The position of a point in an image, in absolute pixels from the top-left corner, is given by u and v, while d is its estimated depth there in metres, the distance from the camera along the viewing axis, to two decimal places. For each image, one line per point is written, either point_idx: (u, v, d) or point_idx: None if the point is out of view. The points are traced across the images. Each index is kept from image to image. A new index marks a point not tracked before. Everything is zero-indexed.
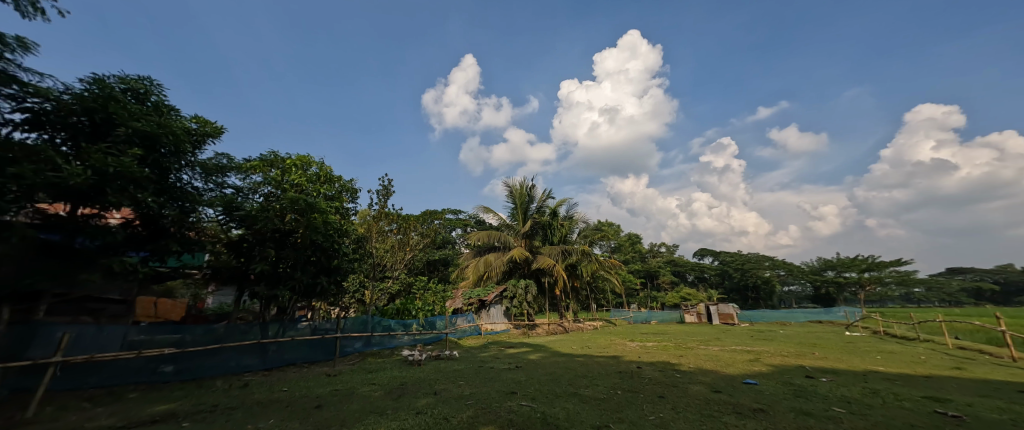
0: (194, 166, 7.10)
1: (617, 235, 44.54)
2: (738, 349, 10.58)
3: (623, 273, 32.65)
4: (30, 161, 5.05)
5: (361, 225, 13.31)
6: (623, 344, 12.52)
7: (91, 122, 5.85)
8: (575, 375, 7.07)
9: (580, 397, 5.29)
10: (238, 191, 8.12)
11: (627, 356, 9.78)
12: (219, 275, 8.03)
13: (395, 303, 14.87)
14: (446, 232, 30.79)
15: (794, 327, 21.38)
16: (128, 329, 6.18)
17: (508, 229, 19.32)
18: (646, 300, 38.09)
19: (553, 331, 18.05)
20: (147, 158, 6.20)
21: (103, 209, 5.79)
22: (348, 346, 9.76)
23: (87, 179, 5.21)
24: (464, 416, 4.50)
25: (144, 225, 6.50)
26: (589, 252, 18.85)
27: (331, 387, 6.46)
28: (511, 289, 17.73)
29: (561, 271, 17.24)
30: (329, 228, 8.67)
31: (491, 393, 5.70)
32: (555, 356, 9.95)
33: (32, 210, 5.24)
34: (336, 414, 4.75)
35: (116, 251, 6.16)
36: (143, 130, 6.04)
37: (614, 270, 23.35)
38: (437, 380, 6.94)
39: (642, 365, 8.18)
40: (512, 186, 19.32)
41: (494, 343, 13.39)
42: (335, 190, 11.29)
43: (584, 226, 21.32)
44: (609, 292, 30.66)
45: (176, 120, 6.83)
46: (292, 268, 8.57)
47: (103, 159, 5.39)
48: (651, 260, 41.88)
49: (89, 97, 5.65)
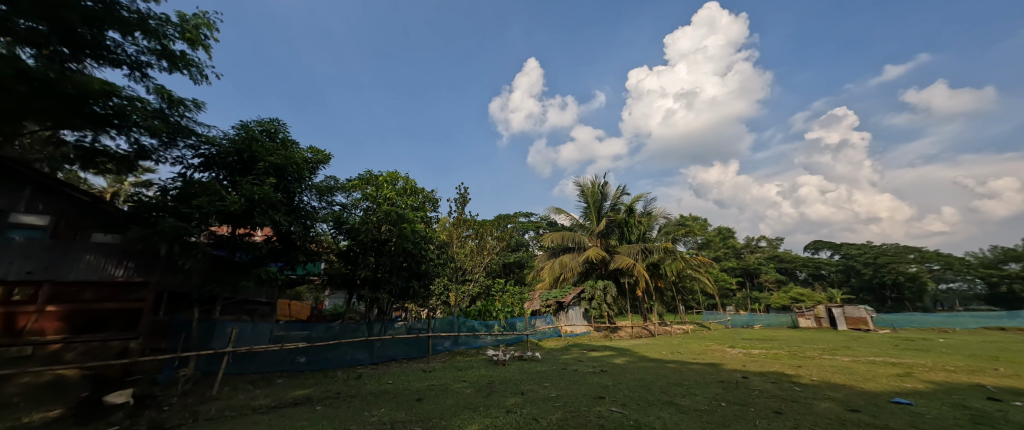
0: (311, 189, 8.29)
1: (704, 229, 40.40)
2: (877, 360, 8.77)
3: (714, 272, 29.46)
4: (205, 194, 6.58)
5: (442, 232, 14.28)
6: (721, 350, 11.31)
7: (239, 158, 7.30)
8: (668, 382, 6.56)
9: (677, 407, 4.89)
10: (344, 208, 9.35)
11: (727, 363, 8.76)
12: (333, 280, 9.41)
13: (476, 305, 15.59)
14: (519, 235, 31.33)
15: (958, 335, 17.01)
16: (275, 326, 7.50)
17: (581, 229, 18.80)
18: (745, 301, 33.75)
19: (637, 334, 17.08)
20: (278, 185, 7.54)
21: (251, 228, 7.17)
22: (439, 345, 10.46)
23: (240, 204, 6.64)
24: (553, 418, 4.50)
25: (279, 240, 7.87)
26: (674, 249, 17.94)
27: (428, 382, 7.03)
28: (589, 291, 17.28)
29: (642, 271, 16.26)
30: (417, 236, 9.45)
31: (578, 397, 5.60)
32: (643, 362, 9.37)
33: (208, 232, 6.83)
34: (436, 408, 5.16)
35: (261, 263, 7.51)
36: (275, 163, 7.37)
37: (703, 269, 21.22)
38: (522, 380, 7.07)
39: (748, 375, 7.25)
40: (583, 185, 18.82)
41: (575, 346, 13.15)
42: (418, 201, 12.68)
43: (664, 222, 19.85)
44: (698, 292, 27.92)
45: (297, 151, 8.06)
46: (388, 273, 9.40)
47: (251, 188, 6.82)
48: (748, 257, 37.05)
49: (238, 140, 7.15)
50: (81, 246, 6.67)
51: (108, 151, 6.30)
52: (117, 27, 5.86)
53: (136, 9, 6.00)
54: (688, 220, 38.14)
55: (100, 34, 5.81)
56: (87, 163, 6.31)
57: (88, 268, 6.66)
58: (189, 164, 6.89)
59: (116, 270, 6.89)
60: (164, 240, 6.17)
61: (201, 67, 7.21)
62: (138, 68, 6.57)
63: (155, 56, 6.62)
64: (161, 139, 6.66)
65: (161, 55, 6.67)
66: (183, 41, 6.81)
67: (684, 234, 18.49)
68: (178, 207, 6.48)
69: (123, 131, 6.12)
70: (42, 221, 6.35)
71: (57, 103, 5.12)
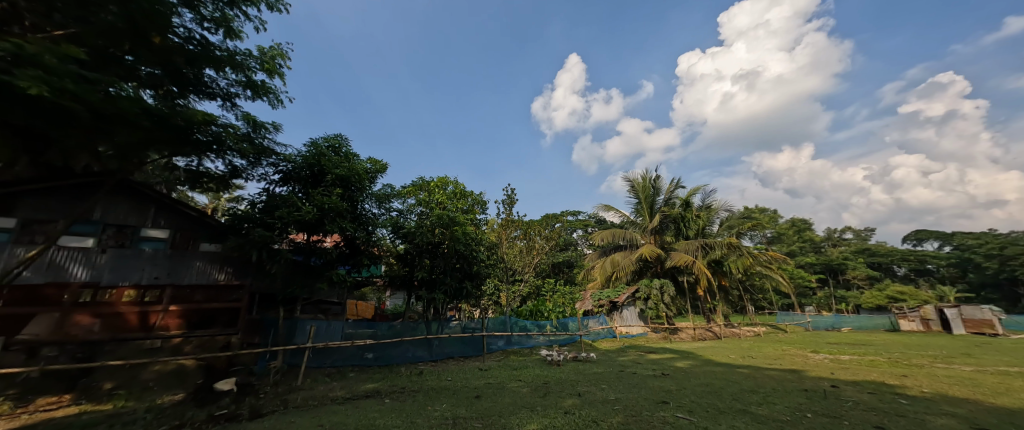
0: (372, 197, 8.86)
1: (774, 222, 36.62)
2: (1010, 371, 7.31)
3: (788, 268, 26.56)
4: (285, 206, 7.39)
5: (492, 233, 14.54)
6: (801, 355, 10.18)
7: (310, 171, 8.09)
8: (740, 388, 6.03)
9: (753, 417, 4.47)
10: (400, 213, 9.92)
11: (810, 370, 7.84)
12: (394, 282, 9.83)
13: (527, 305, 15.63)
14: (567, 234, 30.86)
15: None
16: (345, 324, 8.16)
17: (633, 226, 18.06)
18: (829, 301, 29.96)
19: (700, 336, 15.94)
20: (344, 195, 8.23)
21: (322, 235, 7.87)
22: (493, 344, 10.62)
23: (313, 213, 7.40)
24: (614, 421, 4.35)
25: (346, 245, 8.45)
26: (739, 244, 16.50)
27: (485, 380, 7.21)
28: (644, 290, 16.37)
29: (703, 268, 15.18)
30: (468, 238, 9.73)
31: (639, 401, 5.36)
32: (709, 365, 8.72)
33: (288, 240, 7.65)
34: (494, 406, 5.26)
35: (332, 266, 8.20)
36: (340, 175, 8.04)
37: (774, 265, 19.24)
38: (578, 382, 6.96)
39: (838, 384, 6.42)
40: (633, 180, 18.02)
41: (632, 348, 12.61)
42: (467, 203, 13.11)
43: (726, 215, 18.35)
44: (770, 291, 25.36)
45: (358, 163, 8.67)
46: (442, 274, 9.67)
47: (322, 200, 7.54)
48: (830, 251, 32.88)
49: (309, 156, 7.95)
50: (192, 255, 7.73)
51: (209, 172, 7.47)
52: (212, 65, 6.77)
53: (225, 48, 6.89)
54: (754, 212, 34.82)
55: (199, 72, 6.80)
56: (196, 183, 7.59)
57: (198, 273, 7.75)
58: (271, 180, 7.80)
59: (219, 274, 7.96)
60: (255, 248, 7.12)
61: (278, 92, 8.09)
62: (228, 98, 7.56)
63: (242, 87, 7.59)
64: (248, 159, 7.61)
65: (246, 85, 7.60)
66: (262, 71, 7.69)
67: (751, 228, 16.93)
68: (264, 218, 7.38)
69: (220, 155, 7.14)
70: (163, 235, 7.56)
71: (171, 134, 6.08)
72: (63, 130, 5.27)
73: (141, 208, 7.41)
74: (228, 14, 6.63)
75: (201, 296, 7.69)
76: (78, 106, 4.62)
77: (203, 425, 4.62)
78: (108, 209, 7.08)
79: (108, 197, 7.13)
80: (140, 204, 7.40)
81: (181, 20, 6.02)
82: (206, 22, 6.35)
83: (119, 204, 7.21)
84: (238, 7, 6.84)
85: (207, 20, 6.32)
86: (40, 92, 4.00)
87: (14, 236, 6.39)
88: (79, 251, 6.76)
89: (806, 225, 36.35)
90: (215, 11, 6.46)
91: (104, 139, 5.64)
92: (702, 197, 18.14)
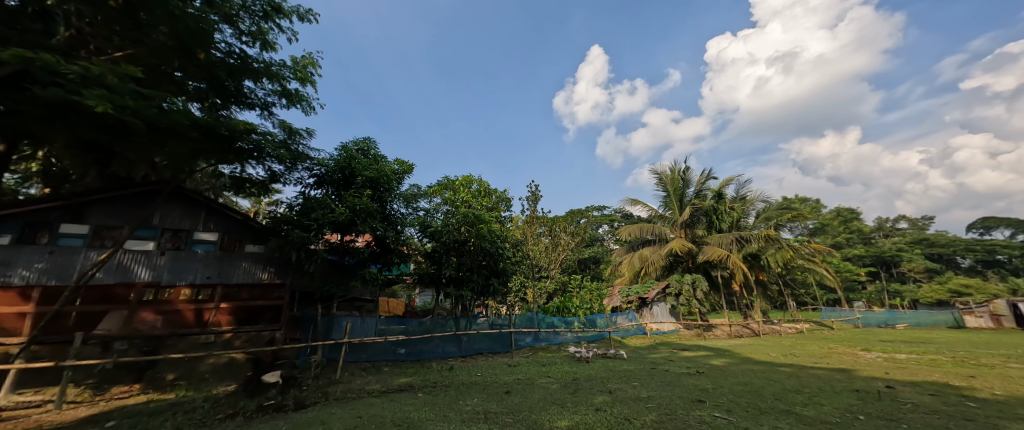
0: (400, 198, 9.09)
1: (816, 212, 34.39)
2: None
3: (833, 261, 24.88)
4: (319, 208, 7.75)
5: (517, 230, 14.57)
6: (850, 354, 9.53)
7: (342, 174, 8.42)
8: (783, 388, 5.73)
9: (798, 417, 4.25)
10: (427, 212, 10.13)
11: (861, 370, 7.32)
12: (422, 279, 9.98)
13: (554, 301, 15.57)
14: (593, 229, 30.42)
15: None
16: (378, 320, 8.44)
17: (662, 220, 17.54)
18: (881, 296, 27.81)
19: (737, 333, 15.26)
20: (373, 196, 8.51)
21: (355, 235, 8.18)
22: (521, 340, 10.66)
23: (346, 215, 7.73)
24: (647, 420, 4.26)
25: (377, 244, 8.73)
26: (778, 236, 15.64)
27: (514, 376, 7.25)
28: (675, 285, 15.79)
29: (739, 262, 14.52)
30: (493, 236, 9.80)
31: (674, 399, 5.22)
32: (748, 364, 8.33)
33: (324, 241, 7.98)
34: (524, 401, 5.28)
35: (364, 265, 8.51)
36: (369, 177, 8.33)
37: (818, 258, 18.09)
38: (609, 378, 6.86)
39: (895, 385, 5.95)
40: (661, 172, 17.47)
41: (664, 345, 12.26)
42: (492, 201, 13.23)
43: (763, 207, 17.44)
44: (813, 286, 23.87)
45: (386, 164, 8.91)
46: (469, 271, 9.77)
47: (354, 201, 7.85)
48: (882, 242, 30.49)
49: (340, 159, 8.28)
50: (238, 256, 8.26)
51: (251, 178, 7.94)
52: (251, 77, 7.18)
53: (262, 59, 7.26)
54: (793, 202, 32.88)
55: (239, 84, 7.24)
56: (240, 189, 8.10)
57: (244, 273, 8.26)
58: (306, 183, 8.19)
59: (263, 273, 8.45)
60: (294, 248, 7.54)
61: (310, 100, 8.46)
62: (266, 107, 7.98)
63: (277, 96, 7.99)
64: (285, 164, 8.00)
65: (282, 94, 8.00)
66: (296, 80, 8.05)
67: (790, 219, 16.01)
68: (301, 220, 7.78)
69: (260, 161, 7.56)
70: (213, 237, 8.10)
71: (216, 143, 6.52)
72: (125, 143, 5.82)
73: (194, 213, 8.01)
74: (264, 28, 6.98)
75: (248, 295, 8.21)
76: (137, 120, 5.06)
77: (253, 414, 4.95)
78: (165, 214, 7.71)
79: (166, 203, 7.77)
80: (192, 210, 7.99)
81: (222, 35, 6.42)
82: (244, 36, 6.73)
83: (175, 210, 7.83)
84: (272, 19, 7.17)
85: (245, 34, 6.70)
86: (106, 110, 4.42)
87: (87, 240, 7.07)
88: (142, 253, 7.40)
89: (853, 215, 33.89)
90: (252, 26, 6.82)
91: (160, 150, 6.17)
92: (735, 188, 17.33)
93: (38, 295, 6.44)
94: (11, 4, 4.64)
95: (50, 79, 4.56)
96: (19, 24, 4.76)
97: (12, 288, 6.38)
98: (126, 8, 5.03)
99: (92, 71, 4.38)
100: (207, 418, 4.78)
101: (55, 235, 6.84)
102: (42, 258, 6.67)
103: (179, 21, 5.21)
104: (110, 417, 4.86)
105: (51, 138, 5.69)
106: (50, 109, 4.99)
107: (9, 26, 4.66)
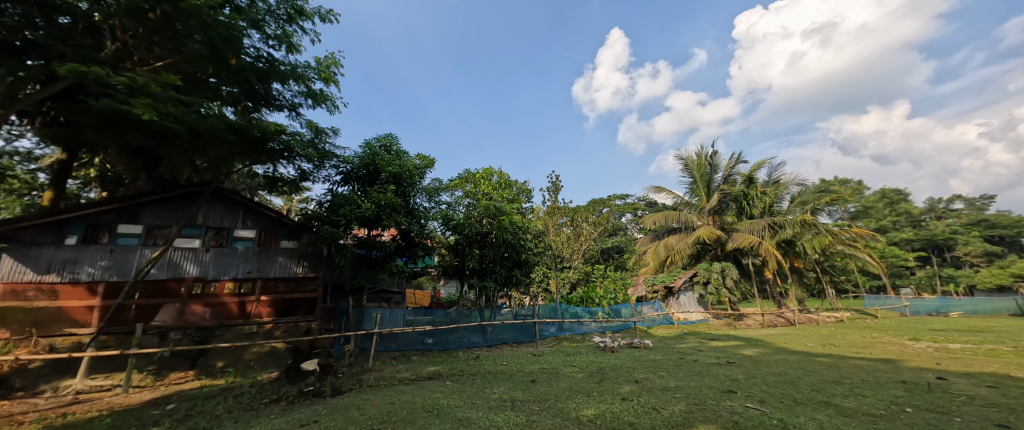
0: (422, 192, 9.24)
1: (858, 195, 32.23)
2: None
3: (877, 246, 23.34)
4: (347, 204, 8.04)
5: (538, 221, 14.52)
6: (896, 344, 8.99)
7: (367, 171, 8.67)
8: (821, 379, 5.50)
9: (837, 409, 4.08)
10: (449, 206, 10.26)
11: (910, 360, 6.90)
12: (447, 271, 10.19)
13: (577, 292, 15.49)
14: (616, 219, 29.88)
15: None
16: (406, 311, 8.67)
17: (688, 207, 16.98)
18: (932, 282, 25.89)
19: (770, 323, 14.65)
20: (397, 191, 8.69)
21: (380, 230, 8.42)
22: (546, 330, 10.73)
23: (372, 210, 7.99)
24: (676, 409, 4.20)
25: (402, 238, 8.97)
26: (814, 221, 14.83)
27: (540, 365, 7.32)
28: (703, 274, 15.29)
29: (771, 249, 13.88)
30: (515, 228, 9.81)
31: (703, 389, 5.13)
32: (782, 354, 8.02)
33: (352, 235, 8.26)
34: (551, 390, 5.33)
35: (391, 258, 8.77)
36: (393, 172, 8.52)
37: (860, 244, 17.02)
38: (634, 368, 6.81)
39: (947, 376, 5.58)
40: (687, 158, 16.85)
41: (692, 334, 12.00)
42: (512, 193, 13.23)
43: (798, 190, 16.55)
44: (855, 272, 22.49)
45: (408, 159, 9.06)
46: (492, 263, 9.83)
47: (379, 196, 8.10)
48: (933, 224, 28.27)
49: (365, 156, 8.50)
50: (275, 251, 8.69)
51: (283, 176, 8.30)
52: (279, 79, 7.47)
53: (288, 62, 7.52)
54: (831, 184, 30.99)
55: (268, 87, 7.56)
56: (273, 187, 8.50)
57: (281, 267, 8.71)
58: (334, 181, 8.49)
59: (297, 267, 8.86)
60: (325, 243, 7.86)
61: (334, 99, 8.72)
62: (293, 108, 8.30)
63: (303, 97, 8.28)
64: (314, 163, 8.29)
65: (308, 95, 8.28)
66: (320, 80, 8.30)
67: (829, 203, 15.11)
68: (330, 216, 8.10)
69: (290, 160, 7.88)
70: (251, 234, 8.55)
71: (251, 145, 6.87)
72: (169, 148, 6.21)
73: (233, 211, 8.48)
74: (288, 30, 7.21)
75: (284, 288, 8.73)
76: (179, 126, 5.41)
77: (295, 399, 5.28)
78: (207, 213, 8.22)
79: (207, 203, 8.27)
80: (231, 208, 8.46)
81: (250, 41, 6.70)
82: (271, 39, 6.98)
83: (216, 209, 8.32)
84: (296, 22, 7.39)
85: (271, 38, 6.95)
86: (152, 117, 4.77)
87: (141, 239, 7.64)
88: (190, 251, 7.94)
89: (899, 196, 31.58)
90: (277, 29, 7.06)
91: (200, 153, 6.56)
92: (768, 172, 16.51)
93: (104, 289, 7.18)
94: (64, 21, 5.04)
95: (102, 90, 4.94)
96: (72, 41, 5.15)
97: (81, 284, 7.03)
98: (163, 20, 5.28)
99: (138, 81, 4.70)
100: (254, 402, 5.13)
101: (114, 235, 7.45)
102: (105, 256, 7.30)
103: (212, 29, 5.48)
104: (170, 400, 5.32)
105: (105, 146, 6.16)
106: (103, 119, 5.41)
107: (63, 42, 5.06)
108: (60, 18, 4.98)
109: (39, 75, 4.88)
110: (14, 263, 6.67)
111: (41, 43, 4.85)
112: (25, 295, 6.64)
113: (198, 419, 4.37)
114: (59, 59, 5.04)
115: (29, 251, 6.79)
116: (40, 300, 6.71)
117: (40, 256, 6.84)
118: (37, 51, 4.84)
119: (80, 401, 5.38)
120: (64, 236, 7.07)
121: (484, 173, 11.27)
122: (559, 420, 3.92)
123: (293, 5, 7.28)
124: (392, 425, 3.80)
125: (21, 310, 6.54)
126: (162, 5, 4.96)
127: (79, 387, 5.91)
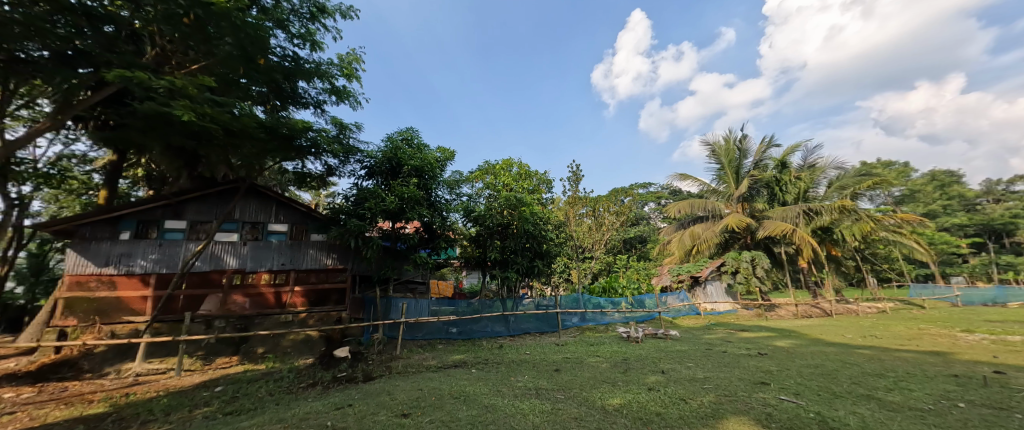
0: (443, 185, 9.31)
1: (902, 178, 30.08)
2: None
3: (925, 232, 21.71)
4: (371, 198, 8.25)
5: (559, 211, 14.38)
6: (946, 336, 8.39)
7: (390, 165, 8.82)
8: (862, 372, 5.23)
9: (880, 403, 3.88)
10: (470, 197, 10.28)
11: (962, 353, 6.44)
12: (468, 262, 10.21)
13: (599, 282, 15.33)
14: (638, 208, 29.27)
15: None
16: (431, 302, 8.81)
17: (715, 195, 16.40)
18: (987, 270, 23.94)
19: (805, 314, 13.96)
20: (419, 184, 8.84)
21: (404, 222, 8.60)
22: (568, 321, 10.61)
23: (395, 203, 8.17)
24: (705, 401, 4.11)
25: (425, 231, 9.12)
26: (855, 207, 13.96)
27: (562, 355, 7.32)
28: (731, 263, 14.61)
29: (807, 237, 13.15)
30: (535, 219, 9.79)
31: (734, 381, 4.98)
32: (818, 346, 7.66)
33: (377, 228, 8.52)
34: (574, 379, 5.36)
35: (414, 250, 8.93)
36: (415, 165, 8.66)
37: (905, 230, 15.90)
38: (659, 359, 6.70)
39: (1005, 370, 5.18)
40: (713, 143, 16.19)
41: (719, 326, 11.64)
42: (532, 184, 13.24)
43: (836, 174, 15.66)
44: (899, 260, 21.10)
45: (428, 152, 9.15)
46: (514, 253, 9.78)
47: (402, 190, 8.24)
48: (991, 207, 26.03)
49: (388, 150, 8.65)
50: (306, 244, 9.04)
51: (311, 172, 8.58)
52: (304, 78, 7.69)
53: (312, 60, 7.72)
54: (874, 167, 29.06)
55: (295, 85, 7.83)
56: (302, 183, 8.82)
57: (312, 259, 9.06)
58: (359, 175, 8.72)
59: (327, 259, 9.21)
60: (353, 236, 8.10)
61: (357, 95, 8.91)
62: (318, 105, 8.53)
63: (328, 93, 8.49)
64: (339, 158, 8.49)
65: (331, 92, 8.48)
66: (342, 77, 8.48)
67: (870, 187, 14.18)
68: (356, 210, 8.34)
69: (317, 156, 8.10)
70: (284, 228, 8.93)
71: (280, 142, 7.17)
72: (207, 147, 6.52)
73: (266, 206, 8.86)
74: (311, 28, 7.33)
75: (315, 279, 9.10)
76: (215, 126, 5.69)
77: (330, 384, 5.54)
78: (243, 208, 8.63)
79: (243, 199, 8.69)
80: (264, 203, 8.84)
81: (276, 41, 6.94)
82: (295, 39, 7.16)
83: (251, 204, 8.72)
84: (318, 20, 7.53)
85: (296, 37, 7.13)
86: (190, 118, 5.03)
87: (186, 234, 8.11)
88: (229, 244, 8.40)
89: (951, 178, 29.22)
90: (301, 28, 7.21)
91: (235, 151, 6.86)
92: (803, 156, 15.64)
93: (155, 279, 7.72)
94: (107, 30, 5.28)
95: (145, 94, 5.24)
96: (117, 48, 5.45)
97: (135, 275, 7.60)
98: (196, 24, 5.48)
99: (178, 84, 4.95)
100: (293, 386, 5.43)
101: (162, 230, 7.97)
102: (154, 250, 7.81)
103: (241, 30, 5.64)
104: (217, 383, 5.71)
105: (150, 146, 6.56)
106: (148, 121, 5.76)
107: (108, 49, 5.34)
108: (104, 27, 5.22)
109: (89, 82, 5.24)
110: (77, 256, 7.26)
111: (88, 51, 5.12)
112: (88, 286, 7.26)
113: (243, 401, 4.66)
114: (106, 65, 5.32)
115: (89, 246, 7.36)
116: (101, 290, 7.32)
117: (99, 250, 7.41)
118: (86, 60, 5.22)
119: (140, 383, 5.87)
120: (118, 232, 7.64)
121: (496, 176, 11.48)
122: (585, 408, 3.93)
123: (315, 3, 7.43)
124: (422, 411, 3.93)
125: (86, 299, 7.20)
126: (194, 9, 5.13)
127: (138, 370, 6.44)
